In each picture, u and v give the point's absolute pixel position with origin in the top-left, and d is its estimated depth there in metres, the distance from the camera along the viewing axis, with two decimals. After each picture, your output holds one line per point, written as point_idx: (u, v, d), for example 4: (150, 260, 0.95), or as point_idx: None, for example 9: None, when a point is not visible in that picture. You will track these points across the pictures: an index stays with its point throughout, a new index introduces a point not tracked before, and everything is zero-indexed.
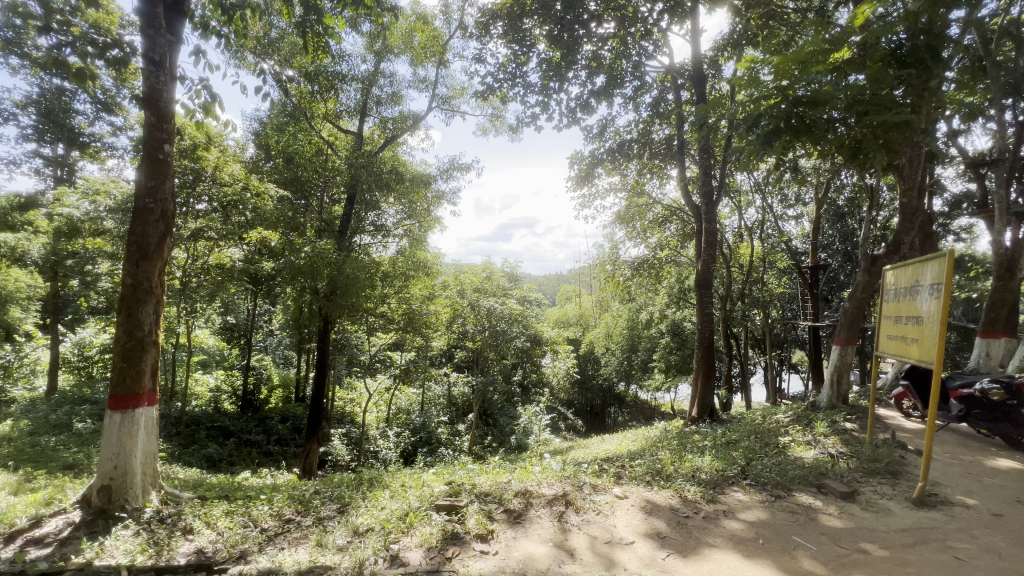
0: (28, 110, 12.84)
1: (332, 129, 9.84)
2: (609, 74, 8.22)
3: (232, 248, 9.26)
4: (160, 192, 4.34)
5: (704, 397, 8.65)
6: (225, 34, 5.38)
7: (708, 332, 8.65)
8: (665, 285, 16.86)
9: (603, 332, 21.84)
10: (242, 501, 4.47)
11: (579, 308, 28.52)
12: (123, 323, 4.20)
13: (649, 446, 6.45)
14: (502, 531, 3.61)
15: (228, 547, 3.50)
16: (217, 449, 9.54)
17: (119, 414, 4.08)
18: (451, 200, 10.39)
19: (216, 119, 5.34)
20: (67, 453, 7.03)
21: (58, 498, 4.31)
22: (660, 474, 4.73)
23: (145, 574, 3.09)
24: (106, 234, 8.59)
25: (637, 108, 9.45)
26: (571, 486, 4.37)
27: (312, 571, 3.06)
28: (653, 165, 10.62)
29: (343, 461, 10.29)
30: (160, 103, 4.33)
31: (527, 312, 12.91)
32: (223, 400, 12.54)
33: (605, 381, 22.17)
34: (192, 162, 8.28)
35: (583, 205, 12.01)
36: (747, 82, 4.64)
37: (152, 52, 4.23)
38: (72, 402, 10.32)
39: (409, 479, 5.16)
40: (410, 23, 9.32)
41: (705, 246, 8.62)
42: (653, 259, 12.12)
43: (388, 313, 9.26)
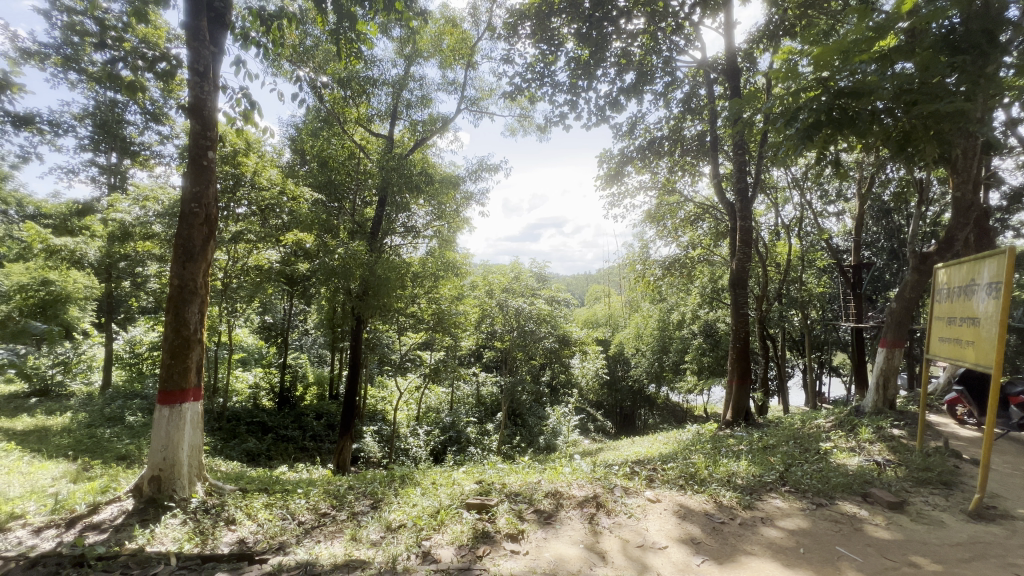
0: (85, 122, 13.70)
1: (364, 134, 10.07)
2: (639, 70, 8.09)
3: (270, 250, 9.39)
4: (205, 197, 4.55)
5: (740, 400, 8.39)
6: (264, 43, 5.59)
7: (743, 332, 8.37)
8: (697, 285, 16.49)
9: (632, 332, 21.55)
10: (281, 494, 4.64)
11: (609, 308, 28.23)
12: (171, 322, 4.42)
13: (682, 449, 6.32)
14: (532, 531, 3.61)
15: (268, 538, 3.63)
16: (255, 444, 9.91)
17: (168, 408, 4.30)
18: (479, 201, 10.42)
19: (255, 126, 5.58)
20: (120, 444, 7.45)
21: (113, 486, 4.58)
22: (694, 477, 4.63)
23: (192, 561, 3.24)
24: (155, 238, 8.99)
25: (668, 104, 9.25)
26: (602, 488, 4.32)
27: (348, 565, 3.13)
28: (684, 162, 10.43)
29: (375, 458, 10.51)
30: (204, 113, 4.52)
31: (557, 312, 12.80)
32: (261, 397, 13.03)
33: (635, 382, 21.87)
34: (233, 168, 8.65)
35: (613, 204, 11.84)
36: (785, 73, 4.44)
37: (197, 63, 4.44)
38: (124, 396, 10.93)
39: (440, 477, 5.21)
40: (439, 26, 9.46)
41: (739, 244, 8.37)
42: (685, 258, 11.84)
43: (418, 313, 9.44)
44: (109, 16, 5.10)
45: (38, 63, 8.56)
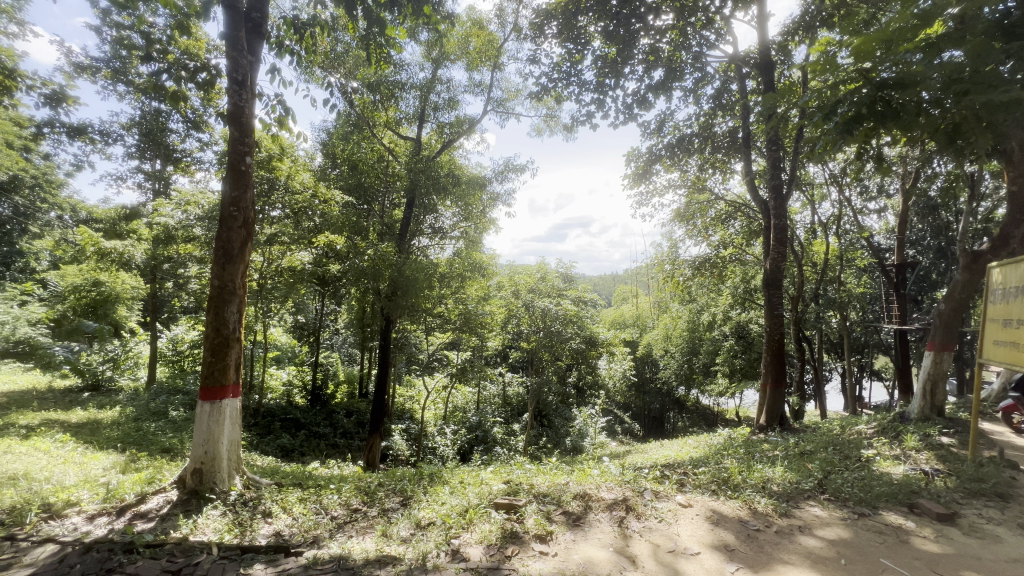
0: (132, 132, 14.46)
1: (392, 137, 10.27)
2: (667, 67, 7.95)
3: (302, 252, 9.60)
4: (242, 201, 4.71)
5: (774, 404, 8.13)
6: (297, 51, 5.76)
7: (777, 334, 8.10)
8: (728, 285, 16.09)
9: (661, 333, 21.18)
10: (314, 489, 4.77)
11: (636, 308, 27.84)
12: (211, 320, 4.61)
13: (713, 453, 6.17)
14: (561, 533, 3.59)
15: (302, 532, 3.73)
16: (289, 440, 10.22)
17: (208, 404, 4.48)
18: (506, 201, 10.46)
19: (289, 131, 5.77)
20: (164, 438, 7.81)
21: (158, 478, 4.81)
22: (727, 483, 4.51)
23: (232, 551, 3.36)
24: (196, 241, 9.39)
25: (698, 100, 9.05)
26: (632, 491, 4.27)
27: (380, 560, 3.19)
28: (716, 159, 10.19)
29: (403, 456, 10.68)
30: (242, 120, 4.69)
31: (583, 313, 12.69)
32: (295, 394, 13.43)
33: (664, 385, 21.46)
34: (268, 172, 8.82)
35: (641, 203, 11.65)
36: (823, 65, 4.28)
37: (235, 73, 4.62)
38: (167, 392, 11.45)
39: (468, 476, 5.25)
40: (466, 28, 9.54)
41: (774, 243, 8.11)
42: (716, 258, 11.53)
43: (445, 314, 9.54)
44: (154, 30, 5.37)
45: (90, 76, 9.07)
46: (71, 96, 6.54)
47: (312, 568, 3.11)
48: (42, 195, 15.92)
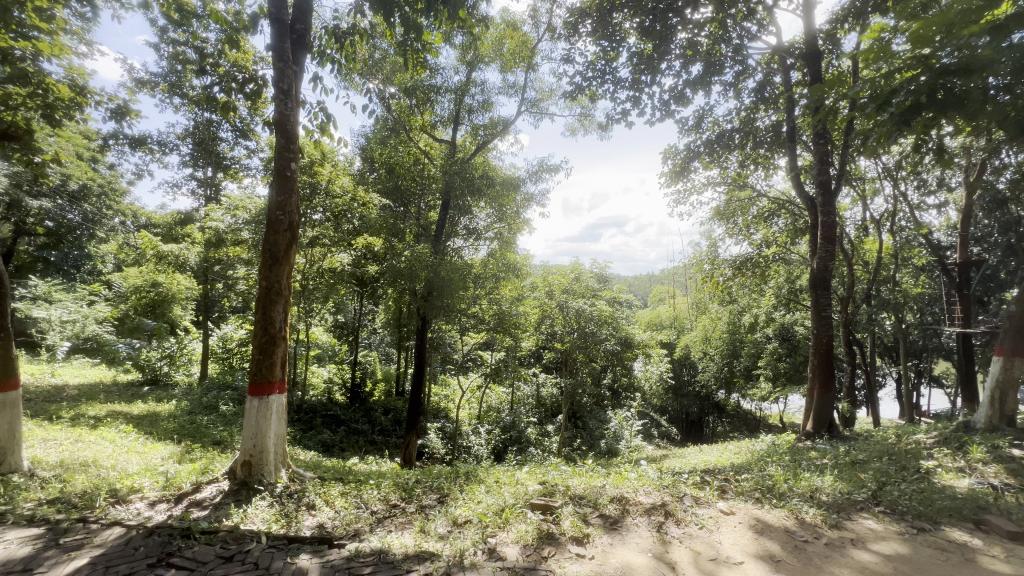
0: (187, 141, 15.37)
1: (428, 140, 10.49)
2: (706, 61, 7.70)
3: (342, 254, 9.83)
4: (288, 206, 4.92)
5: (823, 410, 7.72)
6: (338, 59, 5.95)
7: (826, 336, 7.71)
8: (772, 285, 15.45)
9: (699, 335, 20.59)
10: (355, 484, 4.92)
11: (673, 308, 27.20)
12: (259, 320, 4.82)
13: (756, 459, 5.94)
14: (598, 536, 3.55)
15: (344, 524, 3.86)
16: (330, 435, 10.58)
17: (257, 399, 4.69)
18: (540, 201, 10.45)
19: (330, 137, 5.98)
20: (214, 431, 8.23)
21: (211, 468, 5.09)
22: (772, 491, 4.34)
23: (280, 541, 3.51)
24: (244, 244, 9.86)
25: (738, 94, 8.74)
26: (671, 496, 4.17)
27: (419, 556, 3.26)
28: (758, 155, 9.81)
29: (438, 454, 10.82)
30: (288, 128, 4.90)
31: (618, 314, 12.50)
32: (335, 392, 13.86)
33: (703, 388, 20.80)
34: (310, 177, 9.14)
35: (678, 201, 11.35)
36: (877, 53, 4.03)
37: (281, 82, 4.82)
38: (218, 387, 12.07)
39: (504, 476, 5.28)
40: (500, 31, 9.60)
41: (821, 242, 7.73)
42: (759, 258, 11.10)
43: (480, 314, 9.61)
44: (207, 45, 5.70)
45: (150, 91, 9.67)
46: (133, 110, 7.00)
47: (354, 560, 3.21)
48: (108, 202, 17.11)
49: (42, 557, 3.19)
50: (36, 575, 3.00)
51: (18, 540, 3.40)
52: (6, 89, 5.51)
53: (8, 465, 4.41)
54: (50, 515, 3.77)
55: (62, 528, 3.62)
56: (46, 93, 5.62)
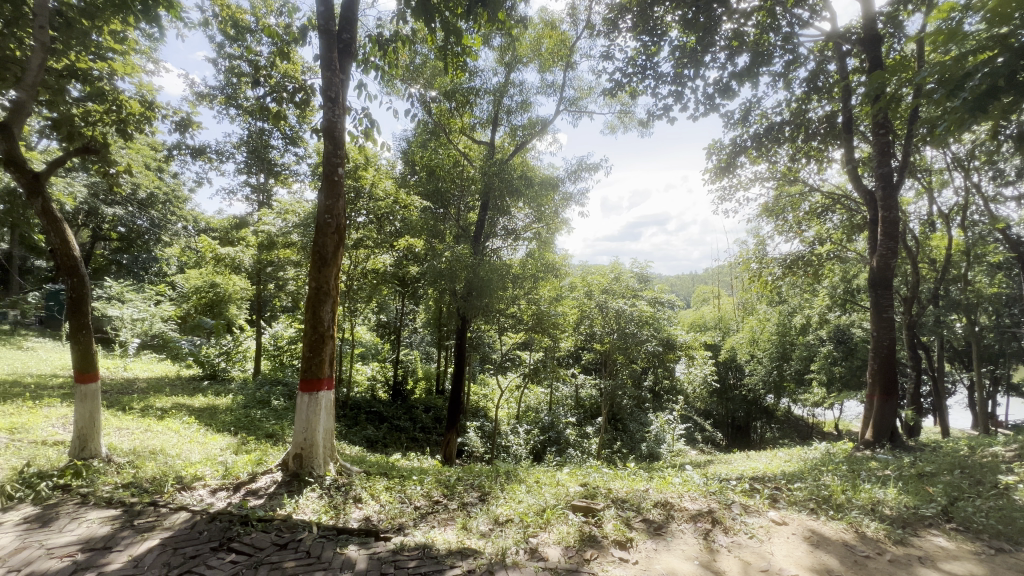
0: (242, 150, 16.29)
1: (467, 142, 10.62)
2: (754, 51, 7.36)
3: (384, 255, 10.06)
4: (335, 209, 5.10)
5: (884, 418, 7.22)
6: (381, 66, 6.12)
7: (887, 339, 7.22)
8: (825, 285, 14.64)
9: (746, 337, 19.80)
10: (398, 480, 5.05)
11: (717, 309, 26.31)
12: (309, 319, 5.03)
13: (810, 468, 5.65)
14: (641, 540, 3.48)
15: (389, 518, 3.96)
16: (374, 431, 10.92)
17: (307, 395, 4.88)
18: (578, 201, 10.37)
19: (374, 142, 6.16)
20: (267, 425, 8.67)
21: (266, 460, 5.36)
22: (828, 502, 4.11)
23: (329, 531, 3.65)
24: (294, 247, 10.36)
25: (788, 85, 8.32)
26: (718, 503, 4.03)
27: (461, 552, 3.31)
28: (810, 148, 9.30)
29: (478, 452, 10.94)
30: (335, 135, 5.08)
31: (660, 314, 12.21)
32: (378, 389, 14.26)
33: (750, 392, 19.97)
34: (355, 181, 9.42)
35: (723, 197, 10.94)
36: (947, 35, 3.71)
37: (329, 90, 5.02)
38: (270, 383, 12.72)
39: (544, 476, 5.26)
40: (539, 31, 9.60)
41: (883, 238, 7.24)
42: (811, 256, 10.48)
43: (518, 314, 9.64)
44: (260, 58, 6.00)
45: (209, 103, 10.29)
46: (194, 121, 7.47)
47: (400, 553, 3.29)
48: (172, 209, 18.39)
49: (118, 537, 3.45)
50: (114, 553, 3.26)
51: (99, 520, 3.71)
52: (86, 107, 6.02)
53: (89, 451, 4.79)
54: (125, 498, 4.09)
55: (136, 510, 3.92)
56: (119, 110, 6.09)
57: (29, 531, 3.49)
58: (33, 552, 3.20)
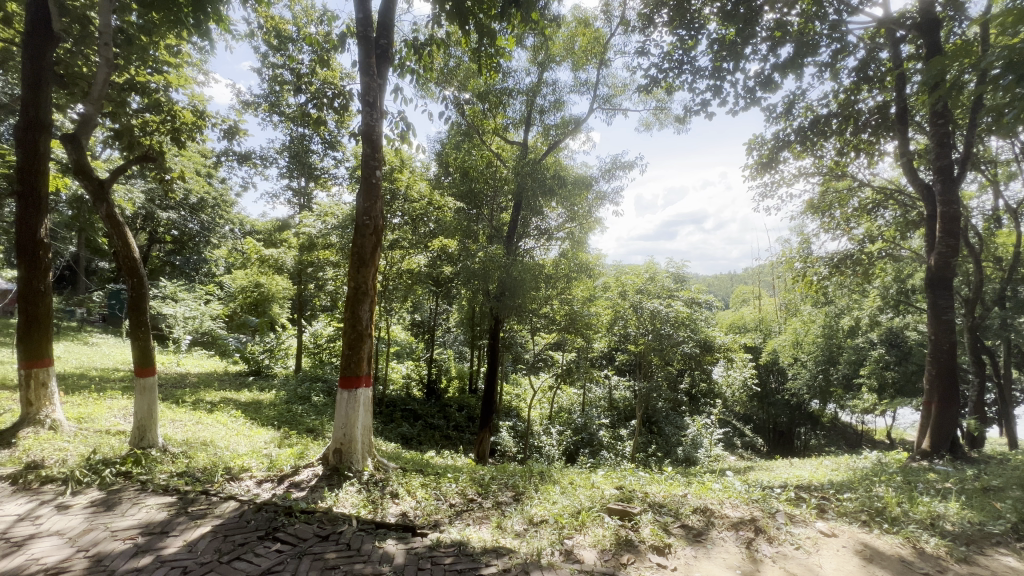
0: (285, 155, 16.99)
1: (500, 142, 10.66)
2: (798, 41, 7.04)
3: (419, 255, 10.21)
4: (373, 211, 5.21)
5: (944, 427, 6.74)
6: (417, 70, 6.23)
7: (947, 342, 6.76)
8: (876, 285, 13.86)
9: (789, 339, 18.99)
10: (433, 477, 5.12)
11: (758, 310, 25.39)
12: (348, 317, 5.16)
13: (860, 478, 5.35)
14: (680, 547, 3.40)
15: (425, 515, 4.03)
16: (409, 429, 11.14)
17: (346, 392, 5.01)
18: (612, 200, 10.22)
19: (409, 145, 6.27)
20: (308, 420, 8.98)
21: (307, 454, 5.55)
22: (881, 514, 3.89)
23: (368, 525, 3.74)
24: (333, 248, 10.69)
25: (835, 75, 7.93)
26: (761, 512, 3.88)
27: (496, 551, 3.33)
28: (860, 141, 8.81)
29: (510, 452, 10.99)
30: (373, 139, 5.21)
31: (697, 315, 11.90)
32: (413, 387, 14.53)
33: (793, 397, 19.24)
34: (390, 183, 9.62)
35: (764, 194, 10.53)
36: (1017, 15, 3.43)
37: (367, 95, 5.14)
38: (310, 379, 13.18)
39: (578, 478, 5.22)
40: (572, 29, 9.52)
41: (942, 235, 6.78)
42: (861, 254, 9.90)
43: (551, 314, 9.57)
44: (301, 67, 6.22)
45: (254, 111, 10.74)
46: (241, 129, 7.83)
47: (436, 550, 3.34)
48: (221, 213, 19.34)
49: (174, 523, 3.66)
50: (171, 537, 3.46)
51: (157, 506, 3.94)
52: (144, 117, 6.41)
53: (147, 441, 5.10)
54: (180, 486, 4.32)
55: (189, 498, 4.14)
56: (173, 120, 6.43)
57: (95, 514, 3.74)
58: (99, 534, 3.44)
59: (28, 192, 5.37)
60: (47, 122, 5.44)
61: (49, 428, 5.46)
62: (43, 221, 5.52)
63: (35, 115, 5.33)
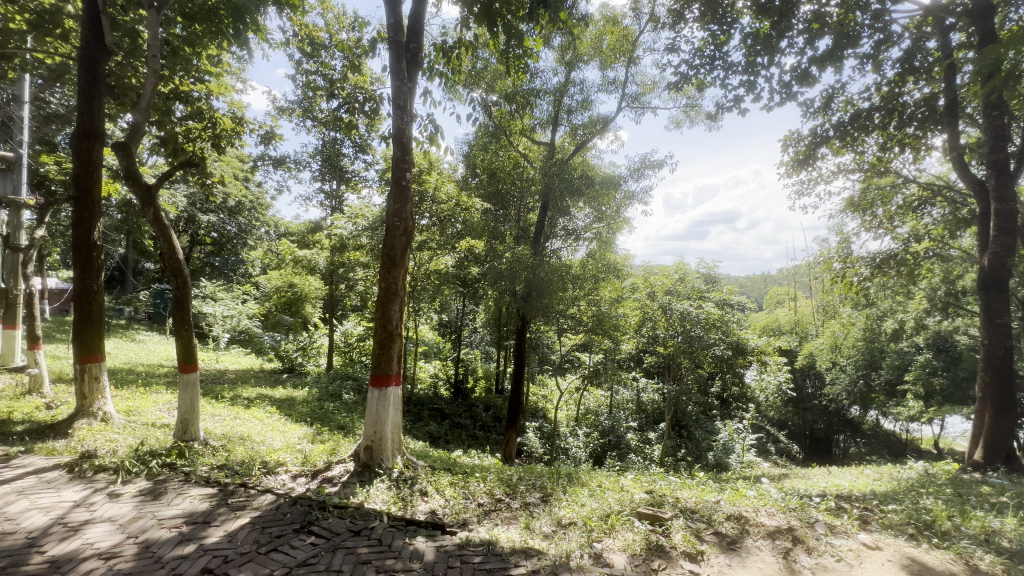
0: (318, 159, 17.47)
1: (527, 143, 10.64)
2: (838, 33, 6.75)
3: (446, 256, 10.33)
4: (403, 213, 5.30)
5: (999, 437, 6.33)
6: (445, 72, 6.30)
7: (1002, 346, 6.36)
8: (923, 286, 13.16)
9: (827, 343, 18.26)
10: (462, 476, 5.16)
11: (794, 312, 24.53)
12: (379, 317, 5.25)
13: (906, 488, 5.09)
14: (713, 554, 3.32)
15: (454, 513, 4.06)
16: (436, 427, 11.27)
17: (377, 390, 5.10)
18: (641, 200, 10.07)
19: (438, 147, 6.33)
20: (338, 417, 9.20)
21: (339, 450, 5.69)
22: (930, 529, 3.69)
23: (399, 521, 3.81)
24: (363, 249, 10.92)
25: (878, 67, 7.58)
26: (799, 521, 3.75)
27: (525, 551, 3.33)
28: (905, 135, 8.39)
29: (537, 453, 10.98)
30: (404, 142, 5.29)
31: (728, 316, 11.60)
32: (440, 386, 14.69)
33: (831, 403, 18.49)
34: (419, 185, 9.76)
35: (801, 192, 10.15)
36: None
37: (398, 98, 5.23)
38: (340, 377, 13.50)
39: (607, 481, 5.15)
40: (600, 27, 9.43)
41: (996, 234, 6.39)
42: (906, 254, 9.43)
43: (578, 315, 9.47)
44: (333, 73, 6.37)
45: (288, 116, 11.09)
46: (277, 134, 8.09)
47: (466, 548, 3.37)
48: (257, 215, 20.05)
49: (216, 513, 3.82)
50: (213, 526, 3.61)
51: (200, 497, 4.12)
52: (188, 125, 6.70)
53: (190, 434, 5.33)
54: (221, 478, 4.51)
55: (229, 490, 4.30)
56: (214, 126, 6.69)
57: (144, 503, 3.94)
58: (147, 522, 3.61)
59: (82, 198, 5.70)
60: (100, 130, 5.76)
61: (102, 420, 5.81)
62: (97, 223, 5.85)
63: (89, 124, 5.64)
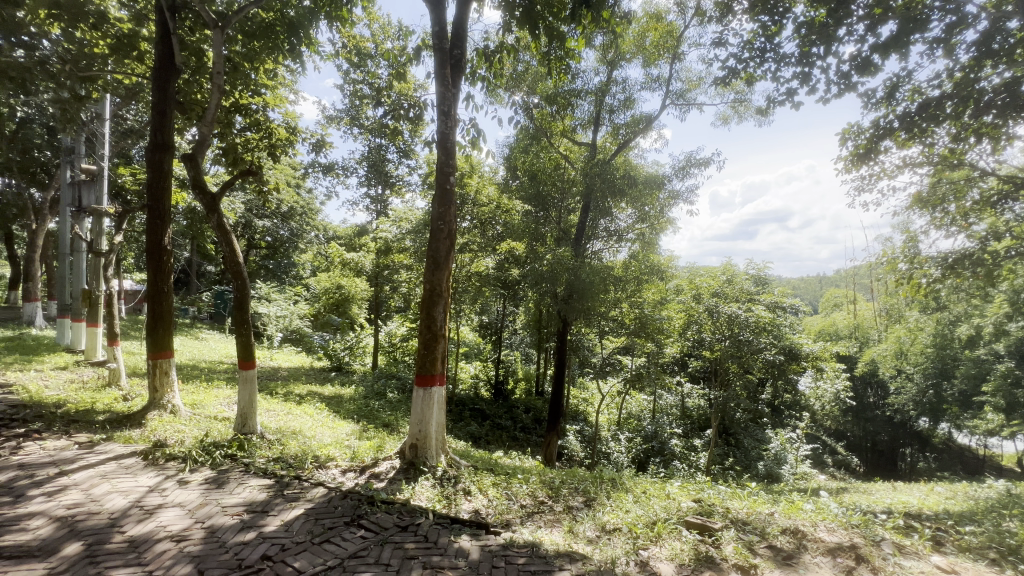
0: (364, 164, 18.08)
1: (568, 144, 10.57)
2: (903, 16, 6.30)
3: (487, 258, 10.43)
4: (447, 216, 5.39)
5: None
6: (487, 76, 6.37)
7: None
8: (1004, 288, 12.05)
9: (891, 349, 17.07)
10: (504, 476, 5.19)
11: (853, 316, 23.09)
12: (424, 318, 5.36)
13: (987, 509, 4.67)
14: (768, 569, 3.17)
15: (497, 513, 4.09)
16: (477, 428, 11.40)
17: (422, 389, 5.21)
18: (686, 199, 9.78)
19: (480, 150, 6.40)
20: (383, 415, 9.49)
21: (385, 447, 5.86)
22: (1014, 556, 3.36)
23: (444, 519, 3.87)
24: (407, 251, 11.22)
25: (951, 51, 7.01)
26: (863, 539, 3.52)
27: (570, 555, 3.30)
28: (983, 125, 7.72)
29: (578, 457, 10.88)
30: (447, 146, 5.38)
31: (780, 320, 11.08)
32: (481, 387, 14.85)
33: (896, 414, 17.43)
34: (461, 189, 9.91)
35: (861, 188, 9.55)
36: None
37: (443, 104, 5.33)
38: (385, 377, 13.90)
39: (652, 487, 5.04)
40: (643, 25, 9.23)
41: None
42: (983, 253, 8.69)
43: (620, 317, 9.30)
44: (379, 81, 6.57)
45: (337, 124, 11.56)
46: (326, 142, 8.44)
47: (510, 549, 3.38)
48: (308, 220, 21.01)
49: (273, 503, 4.02)
50: (271, 515, 3.80)
51: (258, 487, 4.35)
52: (247, 136, 7.10)
53: (248, 427, 5.64)
54: (277, 470, 4.75)
55: (285, 482, 4.53)
56: (270, 136, 7.06)
57: (209, 490, 4.21)
58: (212, 508, 3.85)
59: (155, 206, 6.17)
60: (170, 143, 6.20)
61: (171, 412, 6.25)
62: (167, 229, 6.30)
63: (161, 138, 6.10)
